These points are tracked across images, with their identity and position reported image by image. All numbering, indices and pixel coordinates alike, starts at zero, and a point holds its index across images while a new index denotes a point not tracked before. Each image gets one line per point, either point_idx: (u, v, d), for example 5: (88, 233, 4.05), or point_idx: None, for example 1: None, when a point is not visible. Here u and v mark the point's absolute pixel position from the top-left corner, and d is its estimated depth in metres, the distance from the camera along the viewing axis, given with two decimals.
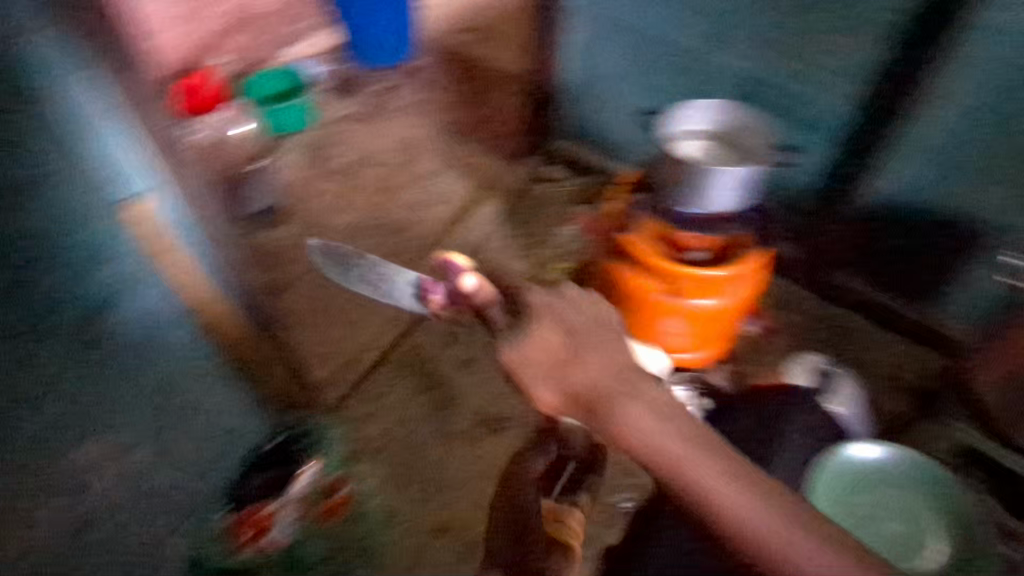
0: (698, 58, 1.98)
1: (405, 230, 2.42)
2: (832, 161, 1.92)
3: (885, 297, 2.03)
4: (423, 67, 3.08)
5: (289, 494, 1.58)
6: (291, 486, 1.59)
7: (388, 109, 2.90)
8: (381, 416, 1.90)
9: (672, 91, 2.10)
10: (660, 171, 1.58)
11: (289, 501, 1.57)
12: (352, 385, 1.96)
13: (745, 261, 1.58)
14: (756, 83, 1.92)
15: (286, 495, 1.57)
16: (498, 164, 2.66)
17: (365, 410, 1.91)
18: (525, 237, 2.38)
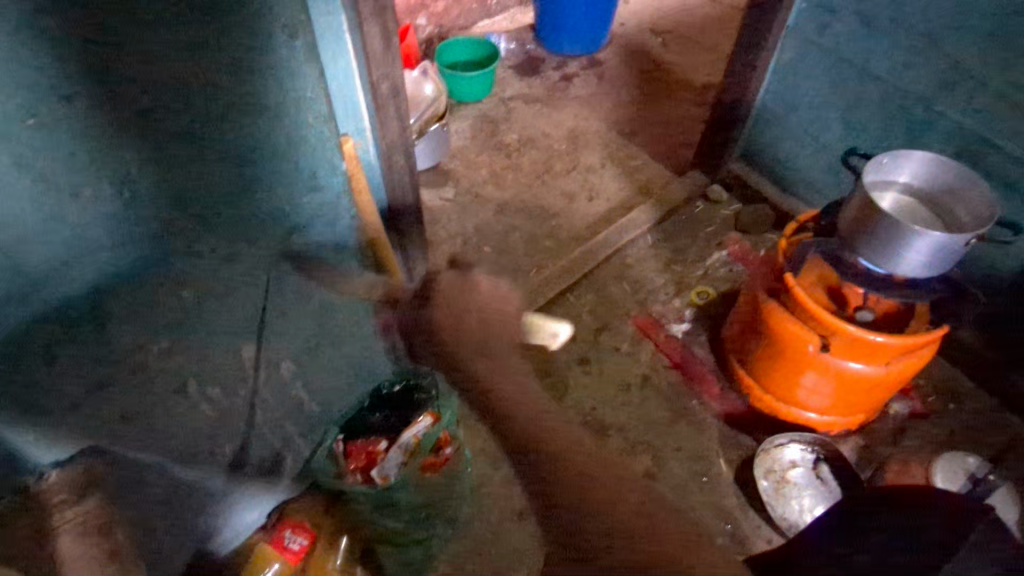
0: (922, 104, 1.80)
1: (555, 217, 2.43)
2: None
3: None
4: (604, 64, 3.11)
5: (379, 453, 1.45)
6: (375, 447, 1.47)
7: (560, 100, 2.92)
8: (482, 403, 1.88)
9: (875, 131, 1.95)
10: (851, 219, 1.46)
11: (379, 460, 1.44)
12: None
13: (923, 336, 1.44)
14: (965, 134, 1.74)
15: (373, 452, 1.46)
16: (660, 174, 2.60)
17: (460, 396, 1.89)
18: (675, 256, 2.29)
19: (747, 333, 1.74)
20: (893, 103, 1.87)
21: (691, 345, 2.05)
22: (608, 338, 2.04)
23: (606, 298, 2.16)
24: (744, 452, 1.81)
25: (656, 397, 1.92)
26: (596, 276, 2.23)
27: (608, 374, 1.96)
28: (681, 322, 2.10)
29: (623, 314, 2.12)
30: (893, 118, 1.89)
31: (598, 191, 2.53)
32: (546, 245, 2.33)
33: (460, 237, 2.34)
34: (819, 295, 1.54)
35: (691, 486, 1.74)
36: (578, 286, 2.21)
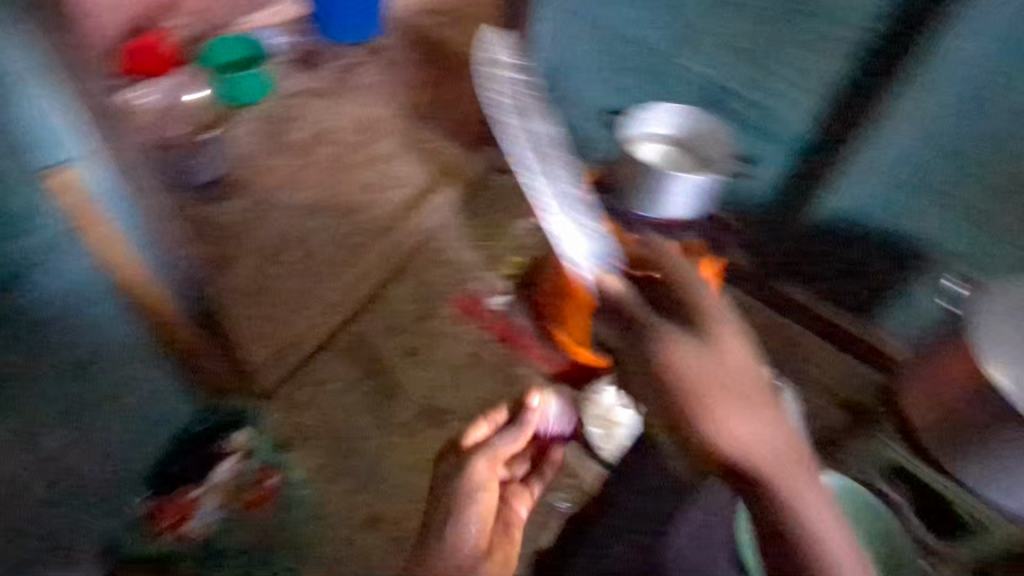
0: (669, 61, 1.98)
1: (358, 212, 2.35)
2: (787, 170, 1.93)
3: (829, 307, 2.07)
4: (384, 44, 3.02)
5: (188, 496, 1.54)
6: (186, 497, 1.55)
7: (344, 87, 2.81)
8: (310, 413, 1.85)
9: (637, 92, 2.10)
10: (622, 173, 1.57)
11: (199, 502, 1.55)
12: (275, 387, 1.88)
13: (703, 267, 1.58)
14: (710, 83, 1.93)
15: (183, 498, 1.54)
16: (458, 151, 2.62)
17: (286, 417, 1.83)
18: (486, 231, 2.34)
19: None
20: (645, 64, 2.02)
21: (512, 315, 2.12)
22: (429, 326, 2.07)
23: (424, 287, 2.17)
24: None
25: (486, 374, 1.99)
26: (411, 266, 2.23)
27: (436, 363, 1.99)
28: (500, 296, 2.16)
29: (443, 300, 2.14)
30: (648, 78, 2.04)
31: (398, 177, 2.49)
32: (355, 242, 2.26)
33: (260, 247, 2.20)
34: None
35: None
36: (395, 279, 2.19)
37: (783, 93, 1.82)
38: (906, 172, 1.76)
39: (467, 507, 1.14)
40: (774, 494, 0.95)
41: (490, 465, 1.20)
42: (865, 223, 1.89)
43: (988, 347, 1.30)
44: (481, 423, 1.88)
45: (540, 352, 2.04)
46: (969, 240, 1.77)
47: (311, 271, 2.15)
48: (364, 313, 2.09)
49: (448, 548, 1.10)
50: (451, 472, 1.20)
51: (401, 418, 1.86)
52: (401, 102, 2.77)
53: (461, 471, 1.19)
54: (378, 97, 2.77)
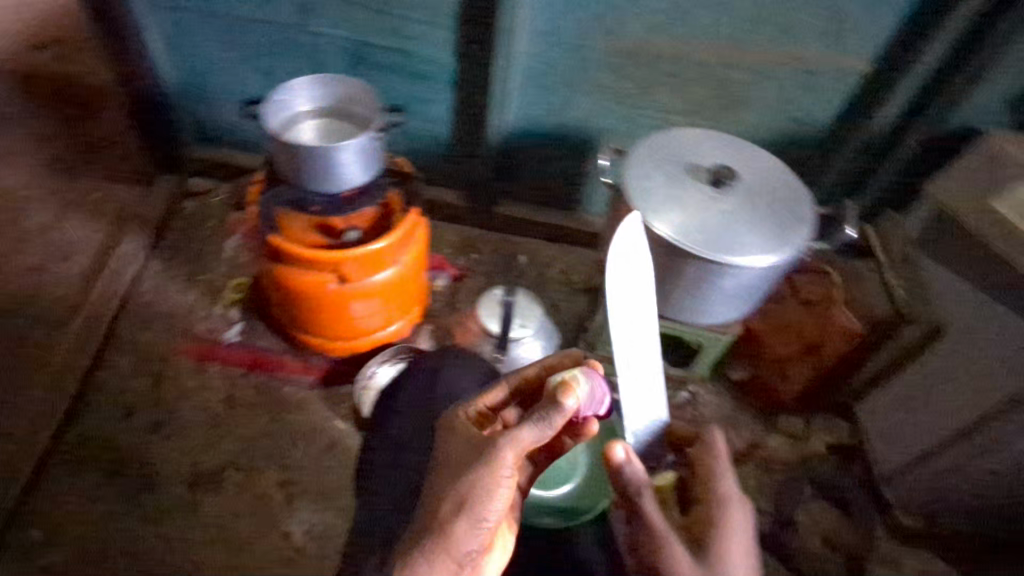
0: (301, 30, 1.87)
1: (37, 301, 2.03)
2: (451, 106, 2.01)
3: (542, 214, 2.29)
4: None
5: None
6: None
7: None
8: (66, 537, 1.63)
9: (285, 74, 2.01)
10: (285, 162, 1.53)
11: None
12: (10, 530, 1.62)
13: (401, 225, 1.64)
14: (346, 47, 1.89)
15: None
16: (128, 192, 2.33)
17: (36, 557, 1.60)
18: (194, 263, 2.16)
19: (281, 302, 1.77)
20: (278, 44, 1.92)
21: (255, 339, 2.00)
22: (168, 387, 1.88)
23: (146, 350, 1.94)
24: (350, 399, 1.92)
25: (249, 409, 1.86)
26: (119, 335, 1.97)
27: (189, 422, 1.82)
28: (233, 325, 2.01)
29: (173, 354, 1.95)
30: (289, 57, 1.96)
31: (69, 242, 2.19)
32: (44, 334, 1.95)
33: None
34: (309, 236, 1.63)
35: (322, 463, 1.80)
36: (108, 353, 1.94)
37: (415, 39, 1.84)
38: (551, 74, 1.86)
39: (476, 504, 0.95)
40: (718, 512, 1.00)
41: (516, 456, 0.96)
42: (543, 127, 2.03)
43: (643, 202, 1.46)
44: (263, 456, 1.79)
45: (298, 364, 1.95)
46: (627, 116, 1.94)
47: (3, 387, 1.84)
48: (83, 405, 1.83)
49: (437, 548, 0.94)
50: (454, 457, 1.01)
51: (171, 498, 1.70)
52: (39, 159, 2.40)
53: (468, 457, 0.99)
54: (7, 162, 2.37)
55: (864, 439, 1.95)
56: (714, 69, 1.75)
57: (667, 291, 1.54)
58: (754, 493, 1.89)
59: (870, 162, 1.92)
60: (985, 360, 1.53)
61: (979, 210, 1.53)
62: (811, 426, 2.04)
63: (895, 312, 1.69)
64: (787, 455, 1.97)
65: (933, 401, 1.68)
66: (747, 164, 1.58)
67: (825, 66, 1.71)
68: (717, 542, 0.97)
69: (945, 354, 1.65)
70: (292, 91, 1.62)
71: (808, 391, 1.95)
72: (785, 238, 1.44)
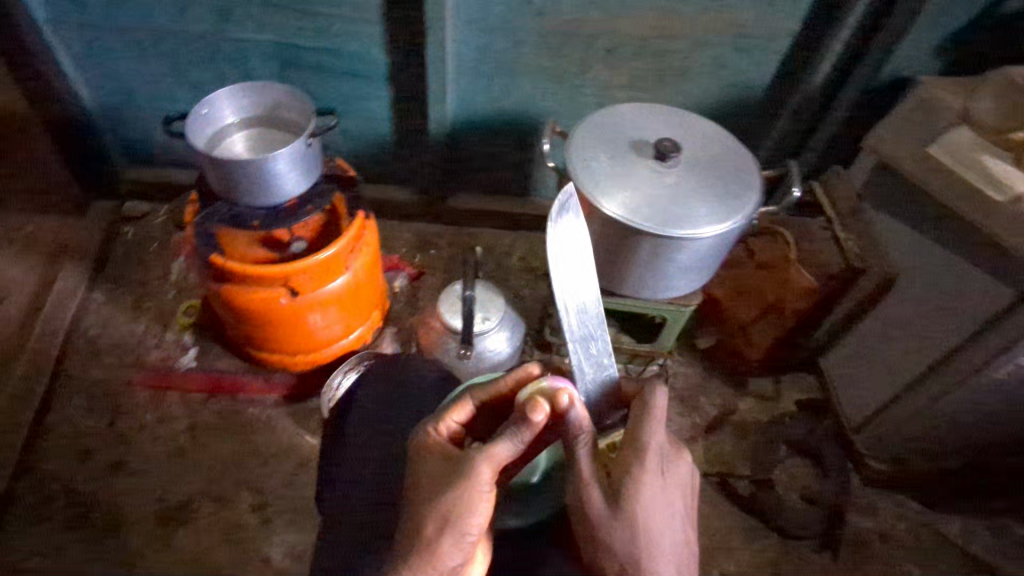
0: (222, 38, 1.79)
1: None
2: (388, 103, 1.96)
3: (495, 203, 2.27)
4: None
5: None
6: None
7: None
8: None
9: (211, 86, 1.94)
10: (216, 179, 1.46)
11: None
12: None
13: (349, 230, 1.60)
14: (272, 52, 1.83)
15: None
16: None
17: None
18: (140, 290, 2.08)
19: (233, 321, 1.71)
20: (200, 55, 1.85)
21: (213, 362, 1.94)
22: (126, 422, 1.81)
23: (97, 386, 1.87)
24: (318, 412, 1.89)
25: (214, 435, 1.81)
26: (67, 374, 1.89)
27: (151, 456, 1.76)
28: (188, 351, 1.95)
29: (126, 388, 1.87)
30: (213, 68, 1.88)
31: None
32: None
33: None
34: (253, 251, 1.61)
35: (296, 481, 1.76)
36: (58, 393, 1.86)
37: (342, 38, 1.78)
38: (486, 61, 1.82)
39: (460, 521, 0.94)
40: (637, 463, 0.99)
41: (492, 471, 0.95)
42: (484, 115, 1.99)
43: (590, 183, 1.44)
44: (235, 482, 1.74)
45: (260, 384, 1.91)
46: (568, 97, 1.92)
47: None
48: (37, 450, 1.75)
49: (426, 565, 0.95)
50: (428, 476, 0.99)
51: (141, 536, 1.64)
52: None
53: (442, 475, 0.97)
54: None
55: (832, 392, 1.99)
56: (648, 41, 1.74)
57: (624, 268, 1.54)
58: (731, 458, 1.92)
59: (811, 120, 1.94)
60: (938, 304, 1.56)
61: (921, 158, 1.55)
62: (780, 385, 2.07)
63: (848, 266, 1.68)
64: (759, 416, 2.00)
65: (894, 350, 1.72)
66: (690, 134, 1.58)
67: (757, 28, 1.70)
68: (633, 487, 0.98)
69: (900, 302, 1.68)
70: (216, 101, 1.54)
71: (774, 352, 1.97)
72: (735, 205, 1.44)
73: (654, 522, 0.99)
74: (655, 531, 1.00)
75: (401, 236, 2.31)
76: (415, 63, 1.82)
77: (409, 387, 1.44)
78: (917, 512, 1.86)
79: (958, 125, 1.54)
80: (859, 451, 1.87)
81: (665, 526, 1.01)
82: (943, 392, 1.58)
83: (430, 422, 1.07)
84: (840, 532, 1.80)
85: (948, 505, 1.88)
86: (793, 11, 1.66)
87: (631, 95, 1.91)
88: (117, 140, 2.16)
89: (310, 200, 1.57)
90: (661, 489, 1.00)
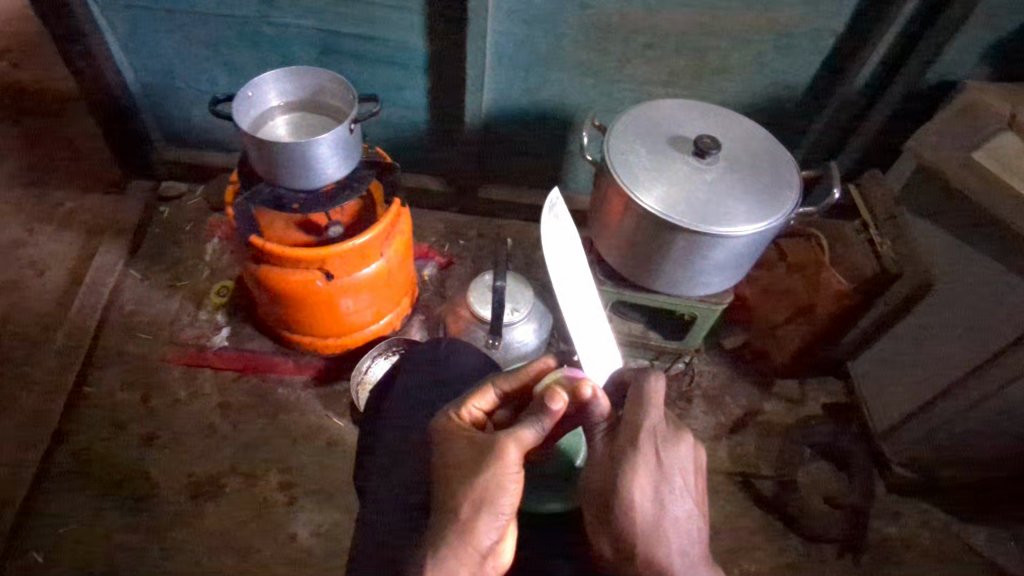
0: (265, 23, 1.82)
1: (14, 319, 1.98)
2: (426, 92, 1.97)
3: (527, 195, 2.28)
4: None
5: None
6: None
7: None
8: (66, 554, 1.60)
9: (253, 70, 1.97)
10: (258, 160, 1.49)
11: None
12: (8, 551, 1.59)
13: (386, 217, 1.62)
14: (314, 38, 1.84)
15: None
16: (101, 201, 2.28)
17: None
18: (175, 269, 2.12)
19: (268, 302, 1.74)
20: (243, 39, 1.87)
21: (245, 342, 1.98)
22: (160, 397, 1.85)
23: (133, 360, 1.91)
24: (346, 395, 1.91)
25: (244, 413, 1.84)
26: (103, 348, 1.93)
27: (183, 431, 1.80)
28: (221, 330, 1.99)
29: (160, 364, 1.91)
30: (255, 52, 1.91)
31: (44, 255, 2.14)
32: (27, 352, 1.91)
33: None
34: (292, 233, 1.66)
35: (323, 462, 1.79)
36: (95, 365, 1.90)
37: (383, 26, 1.79)
38: (525, 53, 1.83)
39: (494, 502, 0.93)
40: (627, 447, 0.97)
41: (520, 454, 0.96)
42: (520, 107, 2.00)
43: (628, 177, 1.44)
44: (264, 459, 1.77)
45: (291, 365, 1.94)
46: (605, 92, 1.91)
47: None
48: (73, 420, 1.80)
49: (462, 546, 0.92)
50: (458, 458, 0.99)
51: (172, 509, 1.68)
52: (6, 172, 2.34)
53: (473, 456, 0.97)
54: None
55: (860, 397, 1.98)
56: (690, 38, 1.73)
57: (659, 262, 1.54)
58: (755, 458, 1.92)
59: (850, 122, 1.92)
60: (976, 312, 1.54)
61: (965, 163, 1.53)
62: (807, 388, 2.06)
63: (886, 272, 1.65)
64: (785, 418, 1.99)
65: (928, 357, 1.70)
66: (731, 132, 1.57)
67: (800, 27, 1.68)
68: (626, 469, 0.96)
69: (937, 308, 1.66)
70: (261, 83, 1.56)
71: (803, 354, 1.95)
72: (774, 204, 1.43)
73: (653, 508, 0.96)
74: (656, 519, 0.95)
75: (431, 225, 2.32)
76: (455, 53, 1.83)
77: (450, 364, 1.49)
78: (943, 521, 1.84)
79: (1004, 130, 1.52)
80: (885, 458, 1.85)
81: (671, 516, 0.96)
82: (976, 400, 1.56)
83: (453, 408, 1.09)
84: (864, 537, 1.79)
85: (975, 515, 1.86)
86: (838, 11, 1.65)
87: (668, 91, 1.90)
88: (157, 120, 2.20)
89: (350, 184, 1.59)
90: (658, 474, 0.96)
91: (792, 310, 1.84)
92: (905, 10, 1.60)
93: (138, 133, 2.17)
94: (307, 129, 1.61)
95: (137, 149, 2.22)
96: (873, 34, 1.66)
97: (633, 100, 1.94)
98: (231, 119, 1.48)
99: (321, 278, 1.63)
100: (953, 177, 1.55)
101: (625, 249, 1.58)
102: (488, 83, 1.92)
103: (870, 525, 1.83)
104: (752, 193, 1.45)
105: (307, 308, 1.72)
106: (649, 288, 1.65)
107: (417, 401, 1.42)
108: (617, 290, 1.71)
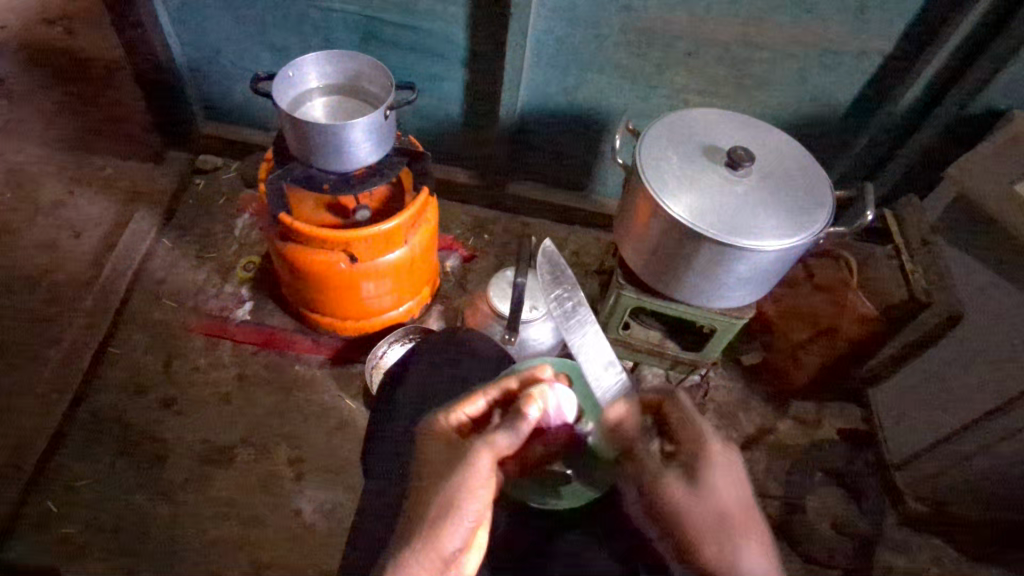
0: (311, 6, 1.84)
1: (48, 277, 2.04)
2: (464, 84, 1.98)
3: (555, 195, 2.28)
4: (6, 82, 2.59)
5: None
6: None
7: None
8: (76, 508, 1.64)
9: (295, 50, 1.99)
10: (293, 140, 1.51)
11: None
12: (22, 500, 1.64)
13: (413, 205, 1.63)
14: (357, 25, 1.87)
15: None
16: (139, 169, 2.34)
17: (48, 526, 1.61)
18: (205, 240, 2.16)
19: (290, 279, 1.76)
20: (288, 20, 1.90)
21: (266, 317, 2.01)
22: (180, 364, 1.89)
23: (157, 326, 1.96)
24: (360, 378, 1.93)
25: (259, 387, 1.87)
26: (130, 312, 1.98)
27: (198, 399, 1.83)
28: (243, 304, 2.02)
29: (183, 332, 1.95)
30: (299, 33, 1.93)
31: (80, 216, 2.20)
32: (56, 311, 1.97)
33: None
34: (320, 214, 1.68)
35: (332, 441, 1.81)
36: (120, 328, 1.94)
37: (426, 16, 1.80)
38: (565, 53, 1.83)
39: (461, 505, 0.95)
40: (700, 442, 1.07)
41: (493, 461, 0.98)
42: (555, 106, 2.00)
43: (659, 183, 1.44)
44: (275, 434, 1.80)
45: (309, 344, 1.97)
46: (641, 96, 1.90)
47: (18, 361, 1.86)
48: (94, 380, 1.84)
49: (425, 547, 0.93)
50: (436, 459, 1.01)
51: (182, 474, 1.71)
52: (52, 135, 2.41)
53: (449, 459, 0.99)
54: (21, 138, 2.39)
55: (877, 426, 1.94)
56: (732, 48, 1.71)
57: (682, 270, 1.52)
58: (764, 477, 1.89)
59: (890, 145, 1.89)
60: (1005, 349, 1.50)
61: (1006, 195, 1.49)
62: (824, 411, 2.03)
63: (914, 299, 1.60)
64: (798, 440, 1.96)
65: (951, 390, 1.67)
66: (767, 145, 1.55)
67: (846, 44, 1.66)
68: (700, 463, 1.05)
69: (965, 341, 1.62)
70: (302, 63, 1.59)
71: (822, 377, 1.92)
72: (802, 222, 1.41)
73: (731, 497, 1.03)
74: (734, 512, 1.05)
75: (458, 216, 2.33)
76: (496, 48, 1.84)
77: (467, 355, 1.50)
78: (953, 559, 1.80)
79: None
80: (898, 490, 1.81)
81: (741, 504, 1.07)
82: (999, 438, 1.52)
83: (441, 411, 1.10)
84: (870, 567, 1.75)
85: (987, 556, 1.81)
86: (886, 31, 1.62)
87: (707, 100, 1.88)
88: (200, 94, 2.24)
89: (381, 170, 1.61)
90: (731, 471, 1.07)
91: (813, 331, 1.81)
92: (956, 35, 1.57)
93: (180, 105, 2.22)
94: (343, 112, 1.63)
95: (177, 121, 2.27)
96: (921, 56, 1.63)
97: (670, 106, 1.92)
98: (271, 97, 1.51)
99: (346, 261, 1.65)
100: (993, 209, 1.51)
101: (650, 255, 1.57)
102: (526, 80, 1.92)
103: (877, 556, 1.79)
104: (782, 209, 1.43)
105: (330, 289, 1.74)
106: (673, 296, 1.63)
107: (430, 389, 1.43)
108: (638, 296, 1.70)
